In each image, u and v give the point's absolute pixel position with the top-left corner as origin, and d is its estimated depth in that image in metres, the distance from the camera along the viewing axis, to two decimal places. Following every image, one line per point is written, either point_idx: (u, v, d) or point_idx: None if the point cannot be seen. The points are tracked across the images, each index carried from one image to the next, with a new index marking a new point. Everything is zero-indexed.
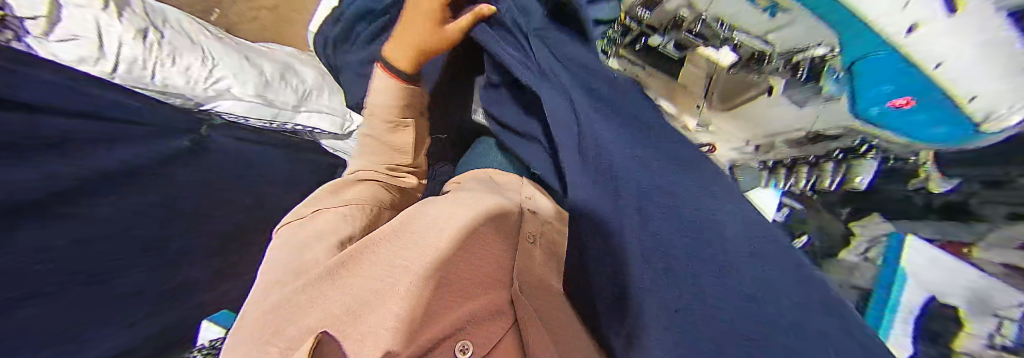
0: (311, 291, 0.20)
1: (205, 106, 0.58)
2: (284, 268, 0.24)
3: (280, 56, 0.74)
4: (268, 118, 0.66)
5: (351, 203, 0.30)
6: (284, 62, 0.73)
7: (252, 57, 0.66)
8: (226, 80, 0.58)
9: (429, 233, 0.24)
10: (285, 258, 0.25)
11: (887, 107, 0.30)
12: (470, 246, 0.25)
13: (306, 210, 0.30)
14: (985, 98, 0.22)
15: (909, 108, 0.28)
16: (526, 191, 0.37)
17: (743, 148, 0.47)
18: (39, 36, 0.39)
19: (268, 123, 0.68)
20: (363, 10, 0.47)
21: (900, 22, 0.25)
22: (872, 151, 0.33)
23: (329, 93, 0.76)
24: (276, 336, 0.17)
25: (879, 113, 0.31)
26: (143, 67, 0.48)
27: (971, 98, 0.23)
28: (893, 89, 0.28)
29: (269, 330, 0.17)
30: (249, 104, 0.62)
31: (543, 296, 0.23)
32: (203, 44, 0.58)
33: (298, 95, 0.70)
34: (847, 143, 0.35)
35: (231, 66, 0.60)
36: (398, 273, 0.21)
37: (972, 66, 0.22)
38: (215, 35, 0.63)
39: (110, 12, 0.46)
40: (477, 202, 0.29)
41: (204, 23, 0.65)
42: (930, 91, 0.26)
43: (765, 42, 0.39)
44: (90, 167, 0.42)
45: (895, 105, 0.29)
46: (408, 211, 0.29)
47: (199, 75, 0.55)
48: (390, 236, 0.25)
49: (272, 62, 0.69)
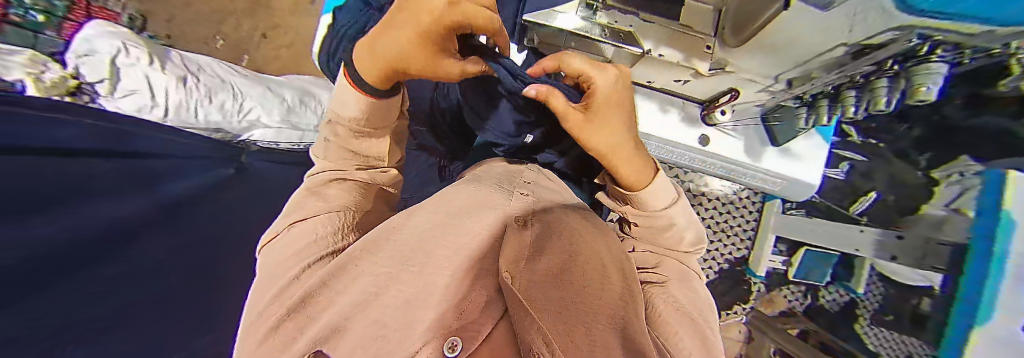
0: (306, 308, 0.24)
1: (241, 138, 0.74)
2: (275, 281, 0.28)
3: (296, 83, 0.91)
4: (295, 140, 0.83)
5: (330, 210, 0.32)
6: (298, 87, 0.90)
7: (273, 87, 0.83)
8: (256, 111, 0.77)
9: (409, 245, 0.24)
10: (275, 267, 0.29)
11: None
12: (447, 253, 0.22)
13: (283, 223, 0.32)
14: None
15: None
16: (515, 190, 0.39)
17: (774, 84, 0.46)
18: (106, 95, 0.59)
19: (296, 145, 0.84)
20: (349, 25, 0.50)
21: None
22: (895, 64, 0.32)
23: None
24: (289, 345, 0.23)
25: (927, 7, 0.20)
26: (186, 109, 0.66)
27: None
28: None
29: (282, 342, 0.23)
30: (279, 128, 0.79)
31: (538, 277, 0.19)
32: (231, 82, 0.77)
33: (315, 116, 0.88)
34: (868, 64, 0.34)
35: (255, 98, 0.78)
36: (377, 284, 0.22)
37: None
38: (242, 74, 0.81)
39: (157, 67, 0.65)
40: (470, 201, 0.29)
41: (227, 64, 0.82)
42: None
43: None
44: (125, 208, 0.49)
45: None
46: (391, 219, 0.29)
47: (232, 111, 0.73)
48: (370, 247, 0.25)
49: (289, 88, 0.87)
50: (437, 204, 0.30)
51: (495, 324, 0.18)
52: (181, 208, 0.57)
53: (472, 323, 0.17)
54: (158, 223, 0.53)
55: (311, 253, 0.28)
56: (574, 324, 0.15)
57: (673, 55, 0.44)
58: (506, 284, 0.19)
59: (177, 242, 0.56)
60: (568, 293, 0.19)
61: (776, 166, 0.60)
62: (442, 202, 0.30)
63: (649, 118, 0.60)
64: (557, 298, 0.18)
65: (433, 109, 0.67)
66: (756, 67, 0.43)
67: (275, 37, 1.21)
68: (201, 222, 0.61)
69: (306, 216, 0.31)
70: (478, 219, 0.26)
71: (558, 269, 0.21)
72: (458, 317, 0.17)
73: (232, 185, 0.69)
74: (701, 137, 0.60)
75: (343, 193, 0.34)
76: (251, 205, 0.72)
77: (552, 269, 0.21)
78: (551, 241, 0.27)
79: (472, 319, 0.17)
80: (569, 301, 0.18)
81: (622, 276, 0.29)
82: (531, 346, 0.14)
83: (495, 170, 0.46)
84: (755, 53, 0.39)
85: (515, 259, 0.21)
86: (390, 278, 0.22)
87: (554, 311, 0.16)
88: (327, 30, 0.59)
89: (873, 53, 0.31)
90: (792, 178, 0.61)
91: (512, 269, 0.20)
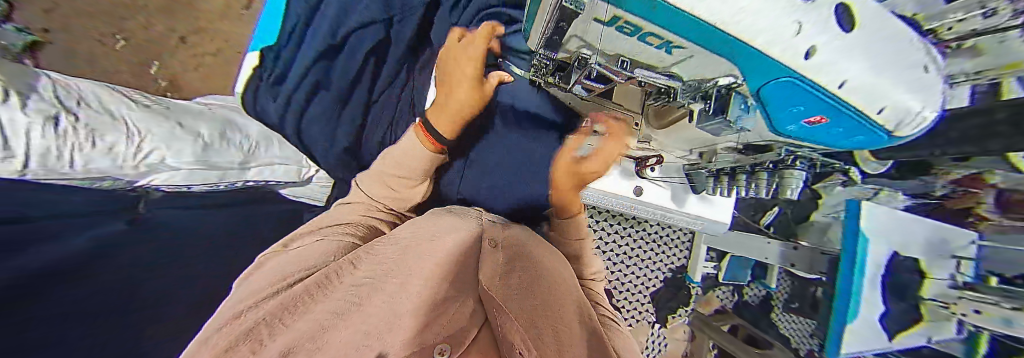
0: None
1: (138, 183, 0.53)
2: None
3: (214, 114, 0.68)
4: (213, 181, 0.63)
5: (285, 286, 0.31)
6: (221, 118, 0.68)
7: (182, 122, 0.59)
8: (158, 151, 0.53)
9: (416, 265, 0.36)
10: None
11: (803, 123, 0.30)
12: (448, 266, 0.38)
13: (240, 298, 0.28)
14: (890, 109, 0.26)
15: (817, 123, 0.29)
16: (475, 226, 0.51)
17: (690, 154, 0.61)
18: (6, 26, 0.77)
19: (212, 186, 0.65)
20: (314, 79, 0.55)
21: (834, 77, 0.23)
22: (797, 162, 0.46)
23: (278, 143, 0.75)
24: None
25: (797, 129, 0.32)
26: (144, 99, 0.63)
27: (880, 110, 0.26)
28: (801, 109, 0.27)
29: None
30: (189, 171, 0.58)
31: (510, 294, 0.34)
32: (122, 112, 0.51)
33: (242, 151, 0.67)
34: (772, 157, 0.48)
35: (163, 134, 0.55)
36: (393, 310, 0.28)
37: (879, 81, 0.24)
38: (133, 102, 0.56)
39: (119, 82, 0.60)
40: (447, 234, 0.46)
41: (112, 87, 0.57)
42: (838, 107, 0.25)
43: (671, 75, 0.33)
44: (50, 255, 0.37)
45: (808, 121, 0.30)
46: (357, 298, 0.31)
47: (126, 152, 0.49)
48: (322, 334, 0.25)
49: (202, 120, 0.64)
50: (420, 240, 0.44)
51: (479, 330, 0.31)
52: (123, 246, 0.46)
53: (463, 327, 0.29)
54: (100, 265, 0.41)
55: (326, 290, 0.33)
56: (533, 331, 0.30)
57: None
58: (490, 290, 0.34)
59: (117, 266, 0.43)
60: (526, 303, 0.34)
61: (695, 210, 0.74)
62: (424, 256, 0.39)
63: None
64: (521, 309, 0.33)
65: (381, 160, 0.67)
66: (672, 142, 0.58)
67: (198, 43, 1.03)
68: (145, 260, 0.47)
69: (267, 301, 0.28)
70: (443, 248, 0.41)
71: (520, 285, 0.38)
72: (451, 322, 0.28)
73: (161, 224, 0.55)
74: (636, 188, 0.70)
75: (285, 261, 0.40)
76: (203, 234, 0.61)
77: (515, 287, 0.35)
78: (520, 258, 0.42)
79: (462, 327, 0.29)
80: (528, 315, 0.32)
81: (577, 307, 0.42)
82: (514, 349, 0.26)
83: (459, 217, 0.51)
84: (672, 134, 0.54)
85: (489, 277, 0.39)
86: (408, 289, 0.32)
87: (517, 317, 0.31)
88: (260, 62, 0.53)
89: (761, 155, 0.49)
90: (704, 218, 0.76)
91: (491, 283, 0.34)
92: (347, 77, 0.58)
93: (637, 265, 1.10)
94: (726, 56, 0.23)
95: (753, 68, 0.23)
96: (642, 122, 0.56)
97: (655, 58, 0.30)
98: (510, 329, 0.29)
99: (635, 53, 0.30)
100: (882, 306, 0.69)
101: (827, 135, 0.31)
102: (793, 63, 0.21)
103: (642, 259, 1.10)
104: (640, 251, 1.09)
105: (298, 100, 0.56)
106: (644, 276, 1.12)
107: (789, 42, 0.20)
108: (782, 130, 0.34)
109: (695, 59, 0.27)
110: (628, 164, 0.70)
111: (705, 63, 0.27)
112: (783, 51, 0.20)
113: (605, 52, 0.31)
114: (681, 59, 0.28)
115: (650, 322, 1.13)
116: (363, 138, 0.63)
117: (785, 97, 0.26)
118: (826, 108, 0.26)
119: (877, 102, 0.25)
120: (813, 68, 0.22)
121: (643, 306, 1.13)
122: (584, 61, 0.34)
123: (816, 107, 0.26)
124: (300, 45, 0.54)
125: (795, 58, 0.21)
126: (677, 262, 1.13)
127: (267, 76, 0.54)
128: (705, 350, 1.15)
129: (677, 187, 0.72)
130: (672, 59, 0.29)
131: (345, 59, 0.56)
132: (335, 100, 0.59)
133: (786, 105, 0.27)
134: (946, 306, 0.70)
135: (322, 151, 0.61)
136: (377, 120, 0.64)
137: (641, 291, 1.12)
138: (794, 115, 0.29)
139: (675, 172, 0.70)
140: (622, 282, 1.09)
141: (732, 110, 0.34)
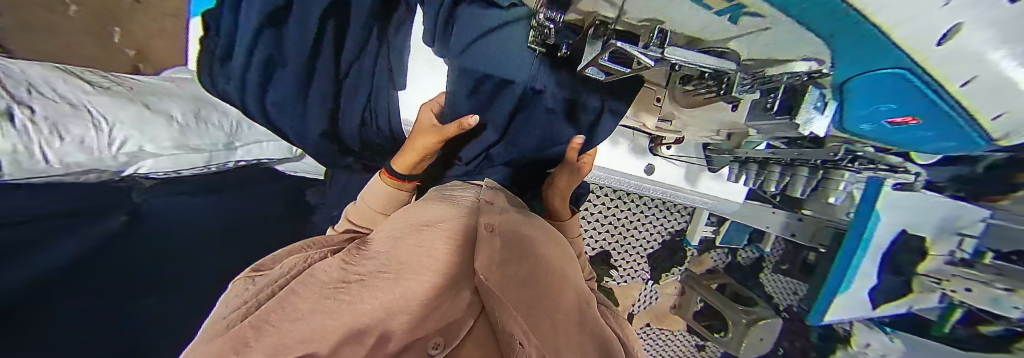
0: None
1: (125, 172, 0.55)
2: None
3: (185, 93, 0.65)
4: (202, 164, 0.64)
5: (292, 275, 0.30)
6: (192, 97, 0.65)
7: (150, 104, 0.57)
8: (132, 140, 0.52)
9: (416, 258, 0.32)
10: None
11: (891, 121, 0.29)
12: (452, 252, 0.34)
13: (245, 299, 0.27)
14: (1009, 118, 0.23)
15: (906, 122, 0.28)
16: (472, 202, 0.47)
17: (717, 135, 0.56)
18: None
19: (203, 168, 0.65)
20: (268, 57, 0.49)
21: (957, 77, 0.20)
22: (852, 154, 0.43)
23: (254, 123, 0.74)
24: None
25: (876, 126, 0.31)
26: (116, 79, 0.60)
27: (996, 117, 0.23)
28: (894, 106, 0.26)
29: None
30: (172, 156, 0.58)
31: (506, 284, 0.31)
32: (84, 99, 0.49)
33: (224, 132, 0.67)
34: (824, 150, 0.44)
35: (135, 119, 0.53)
36: (396, 303, 0.27)
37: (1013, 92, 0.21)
38: (93, 86, 0.52)
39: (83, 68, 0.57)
40: (445, 213, 0.41)
41: (60, 67, 0.53)
42: (943, 108, 0.23)
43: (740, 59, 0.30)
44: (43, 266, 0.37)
45: (898, 120, 0.28)
46: (359, 282, 0.29)
47: (99, 142, 0.48)
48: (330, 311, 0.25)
49: (171, 100, 0.61)
50: (410, 227, 0.37)
51: (474, 319, 0.32)
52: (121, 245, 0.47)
53: (454, 323, 0.30)
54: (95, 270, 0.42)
55: (317, 288, 0.29)
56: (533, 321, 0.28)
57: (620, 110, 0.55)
58: (481, 285, 0.31)
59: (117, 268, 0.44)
60: (532, 290, 0.31)
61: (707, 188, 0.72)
62: (411, 249, 0.33)
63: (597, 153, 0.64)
64: (524, 298, 0.30)
65: (365, 140, 0.62)
66: (697, 123, 0.53)
67: None
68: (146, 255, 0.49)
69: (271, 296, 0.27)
70: (435, 232, 0.36)
71: (523, 272, 0.33)
72: (441, 322, 0.29)
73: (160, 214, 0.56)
74: (648, 166, 0.67)
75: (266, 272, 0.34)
76: (207, 219, 0.62)
77: (513, 278, 0.32)
78: (516, 246, 0.37)
79: (452, 322, 0.30)
80: (531, 306, 0.30)
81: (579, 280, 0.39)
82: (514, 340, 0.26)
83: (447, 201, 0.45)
84: (703, 111, 0.49)
85: (488, 261, 0.32)
86: (416, 279, 0.30)
87: (519, 308, 0.29)
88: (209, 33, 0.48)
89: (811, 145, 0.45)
90: (712, 195, 0.74)
91: (485, 274, 0.30)
92: (304, 49, 0.48)
93: (636, 231, 1.12)
94: (831, 36, 0.19)
95: (855, 50, 0.20)
96: (665, 97, 0.52)
97: (710, 29, 0.26)
98: (511, 320, 0.28)
99: (674, 18, 0.26)
100: (874, 279, 0.69)
101: (914, 132, 0.29)
102: (914, 50, 0.18)
103: (642, 225, 1.11)
104: (641, 216, 1.10)
105: (250, 80, 0.50)
106: (643, 240, 1.15)
107: (924, 31, 0.16)
108: (856, 126, 0.33)
109: (773, 30, 0.22)
110: (643, 140, 0.65)
111: (786, 40, 0.23)
112: (913, 39, 0.17)
113: (626, 14, 0.28)
114: (747, 30, 0.24)
115: (644, 279, 1.20)
116: (340, 118, 0.57)
117: (882, 86, 0.23)
118: (923, 107, 0.24)
119: (1001, 106, 0.22)
120: (941, 61, 0.18)
121: (637, 268, 1.18)
122: (598, 29, 0.32)
123: (917, 102, 0.24)
124: (240, 12, 0.46)
125: (918, 48, 0.17)
126: (677, 225, 1.15)
127: (218, 48, 0.49)
128: (692, 303, 1.22)
129: (693, 164, 0.69)
130: (739, 31, 0.24)
131: (296, 23, 0.46)
132: (297, 76, 0.50)
133: (879, 95, 0.25)
134: (937, 282, 0.69)
135: (299, 136, 0.58)
136: (350, 101, 0.55)
137: (640, 252, 1.16)
138: (882, 111, 0.28)
139: (693, 151, 0.67)
140: (620, 246, 1.13)
141: (803, 109, 0.32)
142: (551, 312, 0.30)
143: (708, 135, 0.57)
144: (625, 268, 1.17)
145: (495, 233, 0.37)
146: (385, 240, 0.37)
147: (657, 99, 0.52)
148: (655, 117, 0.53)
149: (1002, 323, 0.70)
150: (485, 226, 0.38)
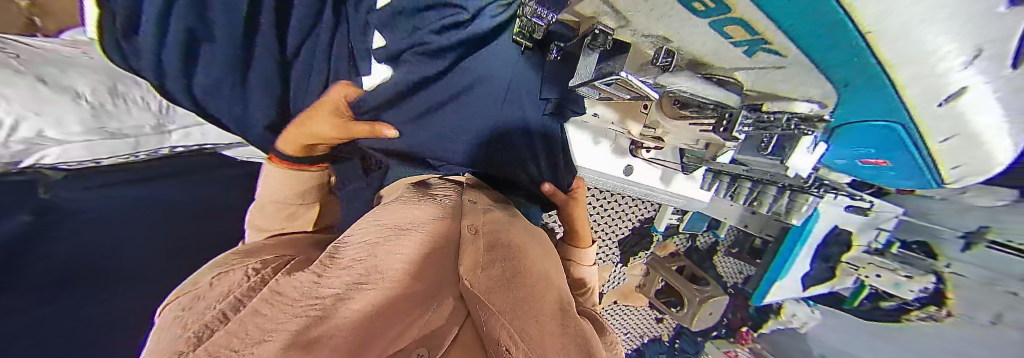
0: None
1: (23, 163, 0.48)
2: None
3: (92, 62, 0.55)
4: (126, 152, 0.57)
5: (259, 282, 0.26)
6: (101, 66, 0.55)
7: (45, 77, 0.47)
8: (27, 123, 0.46)
9: (383, 262, 0.28)
10: None
11: (872, 164, 0.39)
12: (429, 257, 0.31)
13: (197, 310, 0.21)
14: (961, 167, 0.33)
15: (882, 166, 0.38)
16: (450, 204, 0.44)
17: (697, 144, 0.57)
18: None
19: (129, 156, 0.59)
20: (189, 31, 0.39)
21: (934, 120, 0.26)
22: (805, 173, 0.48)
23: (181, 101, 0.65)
24: None
25: (846, 163, 0.43)
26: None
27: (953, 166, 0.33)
28: (869, 149, 0.35)
29: None
30: (86, 143, 0.52)
31: (492, 288, 0.27)
32: None
33: (152, 112, 0.59)
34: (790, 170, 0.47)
35: (23, 94, 0.45)
36: (369, 295, 0.23)
37: (970, 153, 0.30)
38: None
39: None
40: (420, 217, 0.38)
41: None
42: (913, 155, 0.32)
43: (741, 88, 0.32)
44: None
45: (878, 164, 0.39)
46: (342, 277, 0.26)
47: None
48: (271, 315, 0.19)
49: (74, 69, 0.51)
50: (388, 231, 0.34)
51: (460, 326, 0.25)
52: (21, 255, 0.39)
53: (438, 331, 0.23)
54: None
55: (287, 305, 0.21)
56: (520, 321, 0.24)
57: (606, 115, 0.54)
58: (466, 289, 0.27)
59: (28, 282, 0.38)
60: (515, 292, 0.28)
61: (680, 189, 0.76)
62: (390, 253, 0.30)
63: (581, 153, 0.63)
64: (511, 298, 0.26)
65: None
66: (679, 133, 0.54)
67: None
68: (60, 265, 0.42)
69: (232, 300, 0.22)
70: (409, 241, 0.32)
71: (507, 276, 0.30)
72: (421, 331, 0.22)
73: (75, 215, 0.49)
74: (627, 167, 0.68)
75: (204, 290, 0.24)
76: (145, 216, 0.55)
77: (500, 278, 0.29)
78: (500, 247, 0.35)
79: (436, 332, 0.23)
80: (518, 305, 0.26)
81: (563, 290, 0.36)
82: (497, 341, 0.22)
83: (415, 207, 0.41)
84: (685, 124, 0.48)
85: (471, 267, 0.29)
86: (381, 280, 0.26)
87: (507, 309, 0.24)
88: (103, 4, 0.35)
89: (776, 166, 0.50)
90: (683, 196, 0.78)
91: (469, 278, 0.27)
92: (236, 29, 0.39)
93: (609, 219, 1.16)
94: (825, 62, 0.21)
95: (861, 87, 0.24)
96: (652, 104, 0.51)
97: (724, 58, 0.26)
98: (495, 321, 0.23)
99: (686, 40, 0.25)
100: (807, 268, 0.80)
101: (887, 171, 0.39)
102: (912, 85, 0.21)
103: (614, 213, 1.15)
104: (614, 206, 1.14)
105: (170, 55, 0.40)
106: (615, 227, 1.20)
107: (936, 68, 0.19)
108: (829, 161, 0.44)
109: (784, 69, 0.25)
110: (623, 141, 0.66)
111: (797, 76, 0.25)
112: (918, 67, 0.19)
113: (632, 26, 0.25)
114: (761, 65, 0.25)
115: (613, 262, 1.29)
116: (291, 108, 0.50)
117: (869, 132, 0.31)
118: (903, 156, 0.33)
119: (961, 158, 0.31)
120: (927, 109, 0.24)
121: (606, 252, 1.25)
122: (594, 38, 0.27)
123: (895, 146, 0.31)
124: None
125: (917, 83, 0.21)
126: (646, 214, 1.20)
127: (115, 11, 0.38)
128: (654, 283, 1.33)
129: (668, 164, 0.71)
130: (751, 64, 0.25)
131: None
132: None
133: (866, 137, 0.32)
134: (856, 269, 0.79)
135: (240, 127, 0.49)
136: (302, 86, 0.46)
137: (611, 238, 1.22)
138: (861, 156, 0.38)
139: (670, 152, 0.69)
140: (593, 232, 1.17)
141: (797, 150, 0.35)
142: (536, 312, 0.26)
143: (686, 142, 0.57)
144: (596, 253, 1.24)
145: (479, 234, 0.36)
146: (360, 245, 0.32)
147: (643, 106, 0.52)
148: (640, 123, 0.54)
149: (896, 300, 0.83)
150: (469, 228, 0.36)
